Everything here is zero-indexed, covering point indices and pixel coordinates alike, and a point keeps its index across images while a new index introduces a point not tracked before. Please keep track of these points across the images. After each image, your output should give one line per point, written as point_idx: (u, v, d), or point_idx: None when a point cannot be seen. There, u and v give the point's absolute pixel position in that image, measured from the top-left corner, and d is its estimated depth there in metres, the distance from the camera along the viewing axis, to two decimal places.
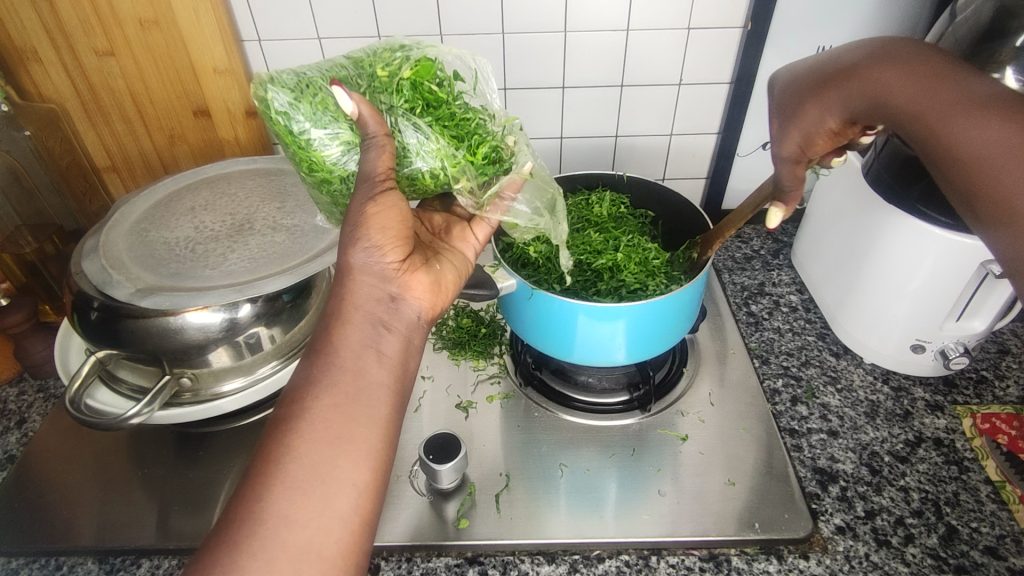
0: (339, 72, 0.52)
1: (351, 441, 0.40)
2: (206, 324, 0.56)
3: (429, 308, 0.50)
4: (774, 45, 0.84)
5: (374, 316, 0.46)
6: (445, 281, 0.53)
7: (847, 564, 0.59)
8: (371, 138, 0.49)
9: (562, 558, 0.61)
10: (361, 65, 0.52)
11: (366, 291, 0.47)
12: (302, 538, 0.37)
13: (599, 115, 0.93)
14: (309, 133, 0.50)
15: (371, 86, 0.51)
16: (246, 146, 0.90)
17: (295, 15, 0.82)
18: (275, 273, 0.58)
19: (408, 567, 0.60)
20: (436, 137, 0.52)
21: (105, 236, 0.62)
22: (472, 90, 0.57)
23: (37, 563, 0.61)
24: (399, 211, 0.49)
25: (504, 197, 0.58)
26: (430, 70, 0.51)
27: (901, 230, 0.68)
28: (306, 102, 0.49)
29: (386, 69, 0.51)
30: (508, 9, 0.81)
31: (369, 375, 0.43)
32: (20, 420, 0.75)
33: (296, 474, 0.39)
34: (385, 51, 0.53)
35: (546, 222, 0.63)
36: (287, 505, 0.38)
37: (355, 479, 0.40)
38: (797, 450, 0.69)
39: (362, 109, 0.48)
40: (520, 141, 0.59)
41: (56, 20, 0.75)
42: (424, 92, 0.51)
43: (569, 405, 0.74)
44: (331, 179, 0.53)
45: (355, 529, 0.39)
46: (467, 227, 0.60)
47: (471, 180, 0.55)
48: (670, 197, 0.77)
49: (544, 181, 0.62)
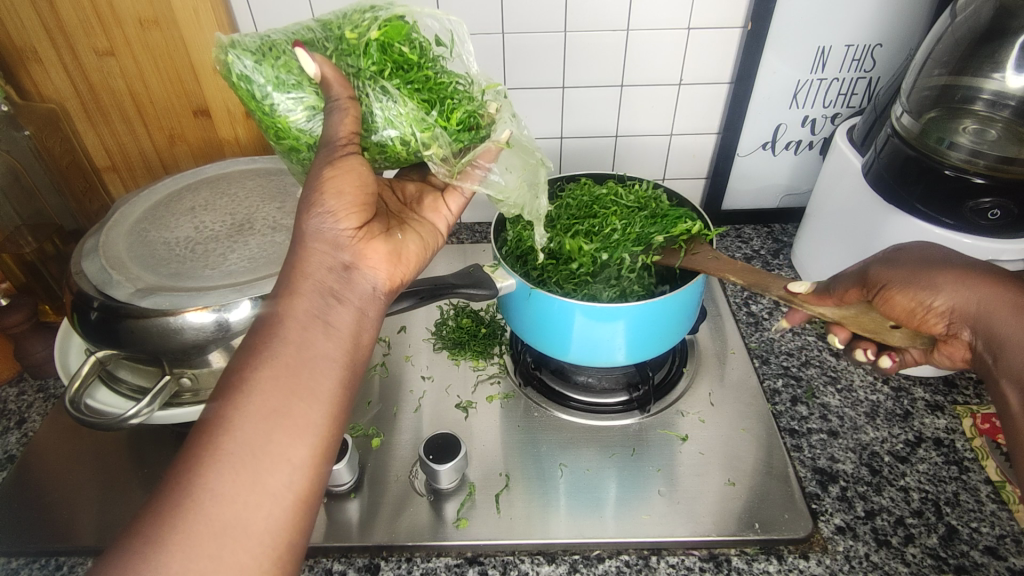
0: (306, 35, 0.52)
1: (288, 417, 0.41)
2: (205, 324, 0.56)
3: (387, 280, 0.50)
4: (774, 46, 0.84)
5: (324, 287, 0.46)
6: (407, 252, 0.53)
7: (847, 564, 0.59)
8: (333, 102, 0.49)
9: (562, 558, 0.61)
10: (329, 28, 0.52)
11: (318, 258, 0.47)
12: (228, 512, 0.38)
13: (599, 115, 0.93)
14: (272, 94, 0.50)
15: (338, 49, 0.51)
16: (247, 146, 0.90)
17: (294, 14, 0.82)
18: (276, 273, 0.58)
19: (408, 567, 0.60)
20: (404, 101, 0.51)
21: (105, 237, 0.62)
22: (450, 53, 0.57)
23: (36, 563, 0.61)
24: (359, 176, 0.49)
25: (478, 165, 0.58)
26: (401, 31, 0.51)
27: (902, 228, 0.69)
28: (268, 65, 0.50)
29: (354, 32, 0.51)
30: (508, 10, 0.81)
31: (314, 348, 0.44)
32: (20, 420, 0.75)
33: (228, 448, 0.39)
34: (355, 13, 0.53)
35: (524, 195, 0.62)
36: (216, 479, 0.38)
37: (288, 456, 0.40)
38: (797, 450, 0.69)
39: (325, 71, 0.49)
40: (504, 109, 0.60)
41: (56, 20, 0.75)
42: (394, 54, 0.51)
43: (566, 404, 0.74)
44: (298, 147, 0.53)
45: (289, 508, 0.40)
46: (440, 197, 0.60)
47: (444, 147, 0.54)
48: (669, 197, 0.77)
49: (524, 154, 0.61)
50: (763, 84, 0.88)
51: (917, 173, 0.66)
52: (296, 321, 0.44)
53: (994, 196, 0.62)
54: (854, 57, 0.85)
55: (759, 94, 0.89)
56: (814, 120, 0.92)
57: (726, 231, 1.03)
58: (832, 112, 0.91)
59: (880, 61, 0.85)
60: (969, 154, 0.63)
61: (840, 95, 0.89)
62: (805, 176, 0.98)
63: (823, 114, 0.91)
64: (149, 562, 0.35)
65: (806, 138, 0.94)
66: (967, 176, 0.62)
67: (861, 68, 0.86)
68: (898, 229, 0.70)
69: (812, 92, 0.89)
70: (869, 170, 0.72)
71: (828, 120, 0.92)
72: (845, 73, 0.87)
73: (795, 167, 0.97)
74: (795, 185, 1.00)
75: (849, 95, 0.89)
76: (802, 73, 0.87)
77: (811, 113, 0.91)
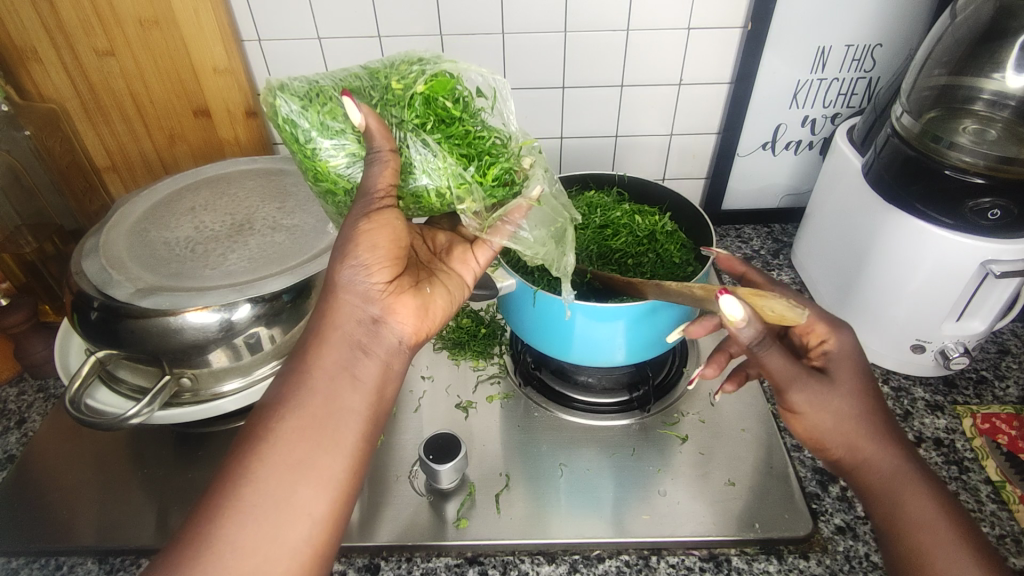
0: (353, 82, 0.52)
1: (312, 468, 0.42)
2: (206, 323, 0.56)
3: (413, 334, 0.51)
4: (774, 46, 0.84)
5: (353, 339, 0.47)
6: (434, 307, 0.53)
7: (847, 564, 0.59)
8: (375, 154, 0.47)
9: (562, 558, 0.61)
10: (377, 77, 0.52)
11: (349, 310, 0.48)
12: (247, 566, 0.38)
13: (599, 115, 0.93)
14: (319, 140, 0.50)
15: (384, 98, 0.50)
16: (247, 146, 0.90)
17: (294, 14, 0.81)
18: (277, 273, 0.58)
19: (408, 568, 0.60)
20: (444, 155, 0.50)
21: (106, 236, 0.62)
22: (490, 108, 0.55)
23: (37, 563, 0.61)
24: (394, 229, 0.49)
25: (509, 221, 0.56)
26: (446, 86, 0.50)
27: (901, 228, 0.69)
28: (314, 111, 0.49)
29: (401, 83, 0.51)
30: (508, 10, 0.81)
31: (341, 400, 0.45)
32: (20, 420, 0.75)
33: (251, 499, 0.40)
34: (402, 65, 0.53)
35: (551, 252, 0.58)
36: (237, 531, 0.39)
37: (310, 510, 0.41)
38: (798, 450, 0.69)
39: (370, 122, 0.47)
40: (538, 164, 0.57)
41: (56, 21, 0.75)
42: (437, 108, 0.50)
43: (569, 405, 0.74)
44: (335, 191, 0.53)
45: (306, 559, 0.40)
46: (469, 250, 0.60)
47: (478, 202, 0.53)
48: (668, 197, 0.78)
49: (554, 211, 0.57)
50: (763, 85, 0.88)
51: (915, 173, 0.66)
52: (324, 373, 0.45)
53: (994, 196, 0.62)
54: (854, 57, 0.85)
55: (758, 94, 0.89)
56: (814, 121, 0.92)
57: (726, 231, 1.03)
58: (832, 112, 0.91)
59: (880, 61, 0.85)
60: (970, 154, 0.63)
61: (840, 95, 0.89)
62: (806, 176, 0.98)
63: (823, 114, 0.91)
64: None
65: (806, 138, 0.94)
66: (967, 177, 0.62)
67: (862, 68, 0.86)
68: (898, 230, 0.70)
69: (812, 92, 0.89)
70: (869, 171, 0.73)
71: (828, 120, 0.92)
72: (845, 73, 0.87)
73: (795, 166, 0.97)
74: (795, 185, 1.00)
75: (849, 95, 0.89)
76: (802, 73, 0.87)
77: (812, 113, 0.91)
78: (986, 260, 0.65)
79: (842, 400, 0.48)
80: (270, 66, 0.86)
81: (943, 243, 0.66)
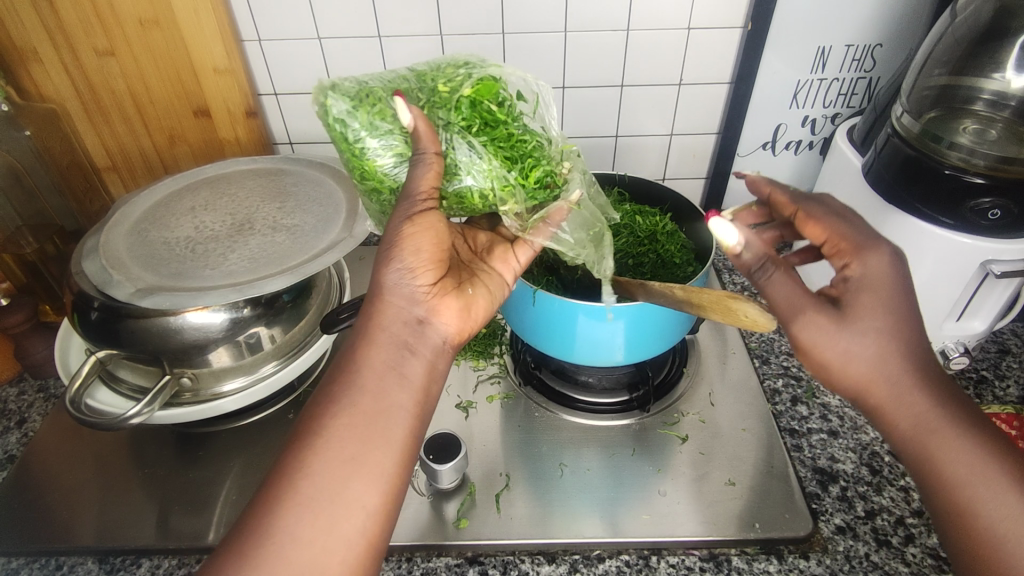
0: (401, 83, 0.52)
1: (364, 463, 0.42)
2: (207, 324, 0.57)
3: (455, 333, 0.51)
4: (774, 46, 0.84)
5: (399, 339, 0.47)
6: (476, 307, 0.53)
7: (847, 564, 0.59)
8: (420, 155, 0.49)
9: (562, 558, 0.60)
10: (424, 79, 0.53)
11: (394, 312, 0.48)
12: (307, 556, 0.39)
13: (599, 116, 0.93)
14: (369, 138, 0.50)
15: (431, 101, 0.51)
16: (247, 146, 0.90)
17: (294, 14, 0.81)
18: (277, 273, 0.57)
19: (408, 567, 0.60)
20: (489, 157, 0.51)
21: (106, 236, 0.62)
22: (533, 112, 0.56)
23: (37, 563, 0.61)
24: (436, 232, 0.50)
25: (550, 223, 0.56)
26: (492, 89, 0.51)
27: (901, 228, 0.69)
28: (364, 110, 0.50)
29: (447, 85, 0.51)
30: (508, 10, 0.81)
31: (390, 399, 0.45)
32: (21, 420, 0.75)
33: (306, 492, 0.40)
34: (447, 69, 0.54)
35: (589, 253, 0.59)
36: (295, 522, 0.39)
37: (364, 503, 0.41)
38: (798, 450, 0.69)
39: (418, 123, 0.49)
40: (576, 167, 0.58)
41: (57, 21, 0.75)
42: (483, 111, 0.51)
43: (569, 405, 0.74)
44: (380, 190, 0.53)
45: (359, 553, 0.40)
46: (509, 249, 0.60)
47: (520, 203, 0.54)
48: (668, 198, 0.78)
49: (592, 215, 0.58)
50: (763, 85, 0.88)
51: (917, 173, 0.66)
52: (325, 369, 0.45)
53: (994, 196, 0.62)
54: (854, 57, 0.85)
55: (759, 94, 0.89)
56: (814, 121, 0.92)
57: None
58: (832, 112, 0.91)
59: (880, 61, 0.85)
60: (968, 153, 0.63)
61: (840, 95, 0.89)
62: (805, 176, 0.98)
63: (823, 114, 0.91)
64: None
65: (806, 138, 0.94)
66: (967, 176, 0.62)
67: (862, 68, 0.86)
68: (898, 231, 0.70)
69: (812, 92, 0.89)
70: (869, 170, 0.72)
71: (828, 120, 0.92)
72: (845, 73, 0.87)
73: (795, 166, 0.97)
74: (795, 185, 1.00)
75: (849, 95, 0.89)
76: (802, 73, 0.87)
77: (812, 113, 0.91)
78: (986, 260, 0.65)
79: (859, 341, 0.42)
80: (270, 66, 0.86)
81: (941, 242, 0.66)
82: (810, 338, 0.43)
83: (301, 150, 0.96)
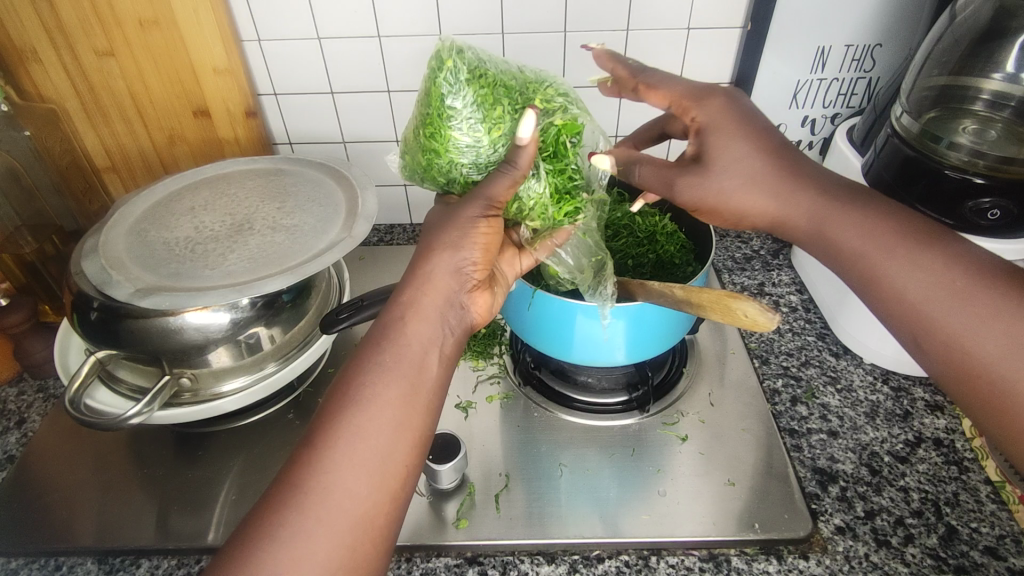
0: (511, 79, 0.52)
1: (405, 424, 0.43)
2: (207, 324, 0.57)
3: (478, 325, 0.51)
4: (774, 47, 0.84)
5: (444, 309, 0.47)
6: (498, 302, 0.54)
7: (847, 564, 0.59)
8: (512, 169, 0.49)
9: (562, 558, 0.60)
10: (527, 83, 0.53)
11: (444, 284, 0.48)
12: (353, 508, 0.40)
13: (599, 116, 0.93)
14: (457, 125, 0.50)
15: (526, 107, 0.51)
16: (247, 146, 0.90)
17: (294, 14, 0.81)
18: (276, 273, 0.57)
19: (408, 567, 0.60)
20: (543, 184, 0.53)
21: (105, 236, 0.62)
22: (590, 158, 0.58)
23: (36, 563, 0.61)
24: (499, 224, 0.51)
25: (554, 241, 0.58)
26: (576, 130, 0.53)
27: None
28: (473, 86, 0.50)
29: (544, 103, 0.52)
30: (508, 10, 0.81)
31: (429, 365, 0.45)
32: (20, 420, 0.75)
33: (353, 449, 0.41)
34: (549, 87, 0.54)
35: (588, 277, 0.62)
36: (341, 476, 0.40)
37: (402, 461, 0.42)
38: (797, 450, 0.69)
39: (530, 143, 0.49)
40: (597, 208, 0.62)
41: (56, 21, 0.76)
42: (558, 143, 0.53)
43: (568, 405, 0.74)
44: (437, 157, 0.52)
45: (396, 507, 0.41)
46: (516, 253, 0.58)
47: (542, 224, 0.57)
48: (668, 197, 0.78)
49: (597, 242, 0.62)
50: (762, 85, 0.88)
51: (915, 172, 0.66)
52: None
53: (994, 196, 0.62)
54: (854, 57, 0.85)
55: (758, 94, 0.89)
56: (814, 121, 0.92)
57: (726, 231, 1.03)
58: (832, 112, 0.91)
59: (880, 61, 0.85)
60: (969, 153, 0.63)
61: (840, 95, 0.89)
62: None
63: (823, 114, 0.91)
64: (274, 545, 0.38)
65: (806, 138, 0.94)
66: (967, 176, 0.62)
67: (861, 68, 0.86)
68: None
69: (811, 92, 0.89)
70: (869, 170, 0.73)
71: (828, 120, 0.92)
72: (845, 73, 0.87)
73: None
74: None
75: (849, 95, 0.89)
76: (802, 73, 0.87)
77: (812, 113, 0.91)
78: None
79: (730, 180, 0.52)
80: (270, 66, 0.86)
81: None
82: (696, 199, 0.54)
83: (301, 150, 0.96)
